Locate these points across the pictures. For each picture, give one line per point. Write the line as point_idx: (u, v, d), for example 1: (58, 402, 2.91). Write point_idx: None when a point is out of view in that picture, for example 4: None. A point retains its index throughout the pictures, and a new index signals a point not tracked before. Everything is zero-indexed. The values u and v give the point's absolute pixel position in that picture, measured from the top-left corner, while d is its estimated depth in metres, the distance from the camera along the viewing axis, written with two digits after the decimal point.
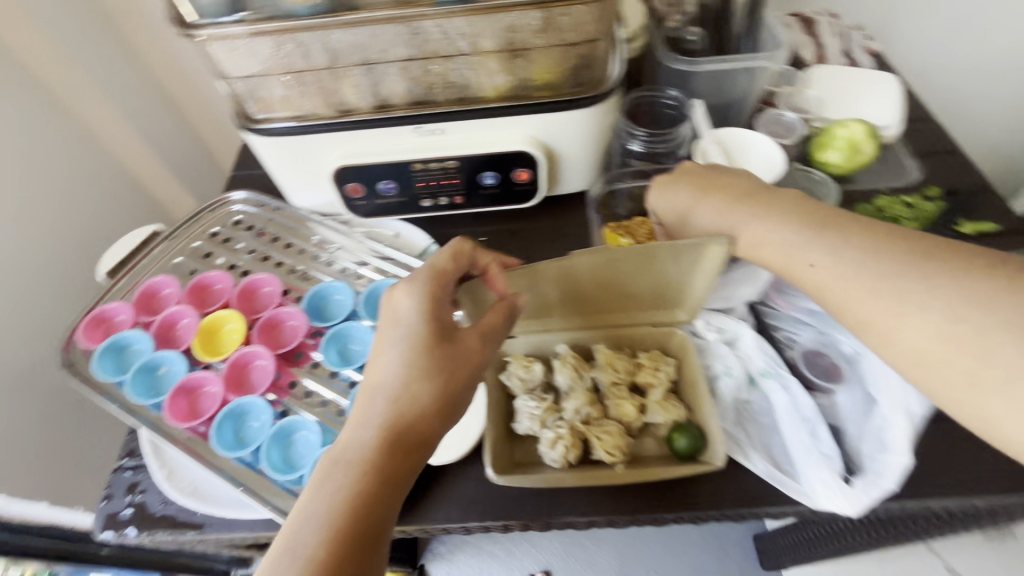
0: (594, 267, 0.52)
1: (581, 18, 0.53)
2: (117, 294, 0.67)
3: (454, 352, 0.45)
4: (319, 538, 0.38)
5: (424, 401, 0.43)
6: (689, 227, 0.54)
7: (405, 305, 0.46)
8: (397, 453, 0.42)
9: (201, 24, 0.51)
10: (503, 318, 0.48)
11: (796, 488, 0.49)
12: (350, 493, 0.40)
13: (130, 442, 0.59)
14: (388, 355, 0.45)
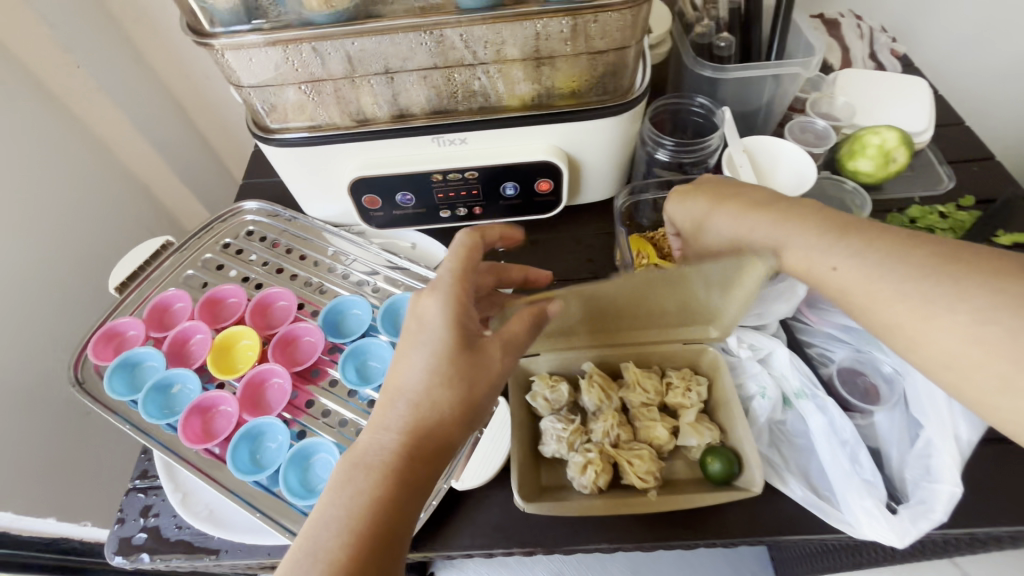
0: (625, 291, 0.48)
1: (609, 26, 0.51)
2: (128, 308, 0.65)
3: (480, 363, 0.42)
4: (338, 541, 0.37)
5: (446, 411, 0.41)
6: (704, 234, 0.50)
7: (432, 310, 0.42)
8: (419, 460, 0.40)
9: (217, 33, 0.49)
10: (529, 325, 0.45)
11: (838, 516, 0.47)
12: (370, 498, 0.39)
13: (142, 463, 0.57)
14: (413, 364, 0.41)
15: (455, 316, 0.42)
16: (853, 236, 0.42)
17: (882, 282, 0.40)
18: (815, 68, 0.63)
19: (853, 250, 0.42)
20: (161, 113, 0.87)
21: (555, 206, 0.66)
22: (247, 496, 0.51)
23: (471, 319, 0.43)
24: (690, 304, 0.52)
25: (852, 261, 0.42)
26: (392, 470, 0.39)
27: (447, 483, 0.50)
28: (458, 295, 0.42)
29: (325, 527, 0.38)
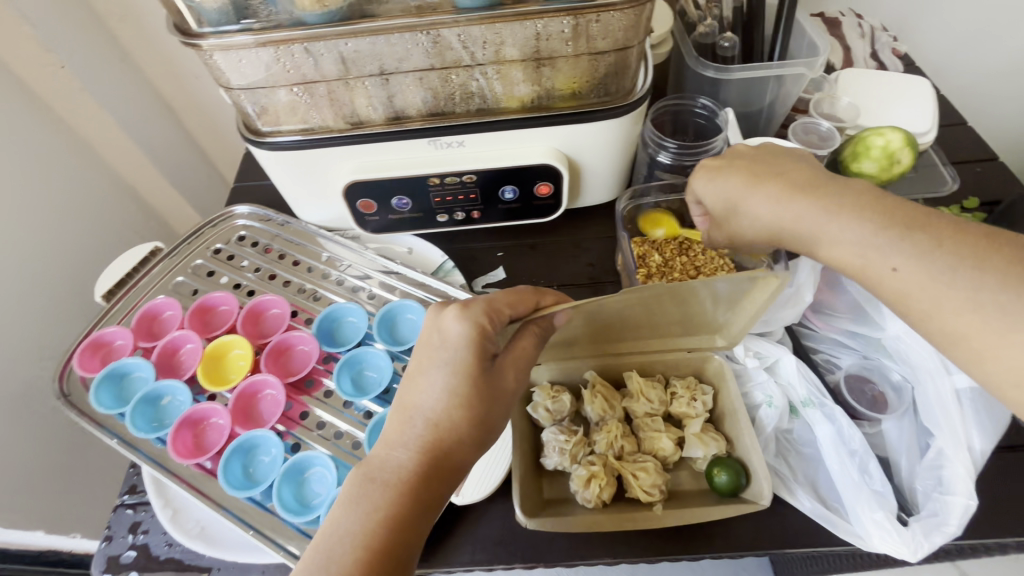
0: (629, 307, 0.47)
1: (611, 25, 0.49)
2: (116, 317, 0.63)
3: (496, 383, 0.42)
4: (351, 559, 0.36)
5: (463, 429, 0.40)
6: (738, 218, 0.47)
7: (457, 329, 0.41)
8: (434, 478, 0.39)
9: (205, 33, 0.47)
10: (538, 340, 0.45)
11: (848, 528, 0.45)
12: (385, 515, 0.37)
13: (131, 477, 0.55)
14: (433, 382, 0.40)
15: (479, 335, 0.41)
16: (917, 233, 0.38)
17: (949, 291, 0.36)
18: (819, 69, 0.62)
19: (915, 251, 0.38)
20: (149, 115, 0.84)
21: (555, 210, 0.64)
22: (240, 512, 0.50)
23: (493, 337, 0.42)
24: (696, 317, 0.51)
25: (914, 261, 0.38)
26: (409, 488, 0.38)
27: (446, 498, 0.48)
28: (483, 315, 0.42)
29: (338, 544, 0.37)
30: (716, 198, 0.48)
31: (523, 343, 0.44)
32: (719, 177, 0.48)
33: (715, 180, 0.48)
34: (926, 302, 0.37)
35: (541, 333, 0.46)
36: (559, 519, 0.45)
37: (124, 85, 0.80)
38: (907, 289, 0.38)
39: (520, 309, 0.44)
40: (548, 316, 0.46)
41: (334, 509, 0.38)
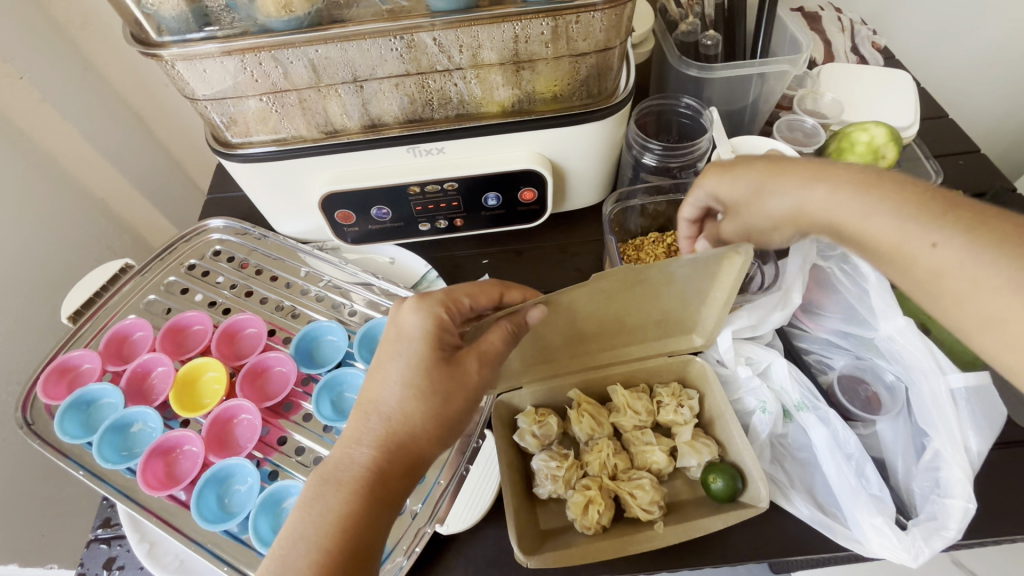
0: (598, 303, 0.47)
1: (591, 26, 0.48)
2: (82, 340, 0.60)
3: (453, 375, 0.39)
4: (308, 565, 0.34)
5: (417, 423, 0.38)
6: (765, 200, 0.42)
7: (411, 320, 0.40)
8: (392, 473, 0.37)
9: (165, 43, 0.45)
10: (510, 336, 0.42)
11: (847, 534, 0.44)
12: (342, 516, 0.36)
13: (104, 510, 0.53)
14: (390, 374, 0.39)
15: (435, 325, 0.41)
16: (961, 207, 0.34)
17: (989, 269, 0.31)
18: (802, 65, 0.62)
19: (955, 224, 0.33)
20: (116, 126, 0.81)
21: (539, 216, 0.63)
22: (214, 547, 0.47)
23: (451, 330, 0.41)
24: (674, 310, 0.51)
25: (956, 232, 0.33)
26: (364, 487, 0.36)
27: (430, 527, 0.46)
28: (441, 307, 0.41)
29: (294, 549, 0.35)
30: (727, 196, 0.45)
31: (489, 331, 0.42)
32: (735, 177, 0.44)
33: (723, 183, 0.45)
34: (964, 280, 0.32)
35: (512, 331, 0.42)
36: (558, 552, 0.43)
37: (88, 96, 0.76)
38: (946, 263, 0.32)
39: (481, 300, 0.44)
40: (522, 311, 0.43)
41: (292, 518, 0.36)
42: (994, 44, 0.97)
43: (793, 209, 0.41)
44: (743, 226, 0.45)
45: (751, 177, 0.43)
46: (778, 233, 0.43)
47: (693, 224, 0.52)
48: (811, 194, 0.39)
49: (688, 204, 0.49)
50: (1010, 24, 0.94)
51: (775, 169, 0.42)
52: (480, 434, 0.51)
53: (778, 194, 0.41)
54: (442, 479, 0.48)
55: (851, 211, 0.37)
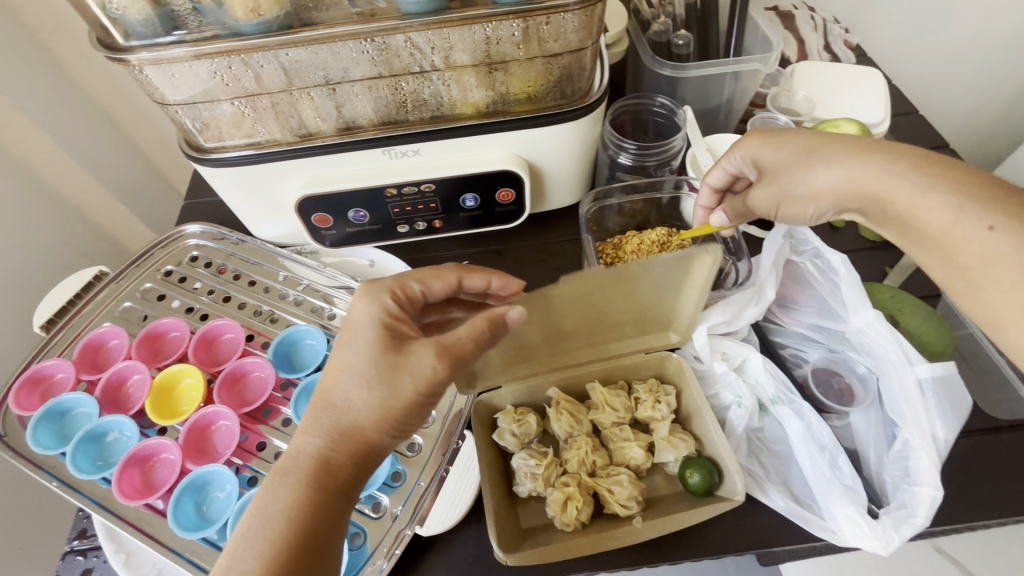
0: (582, 296, 0.48)
1: (562, 27, 0.48)
2: (55, 349, 0.59)
3: (402, 363, 0.38)
4: (257, 563, 0.34)
5: (360, 411, 0.38)
6: (811, 167, 0.43)
7: (360, 307, 0.40)
8: (340, 461, 0.37)
9: (132, 47, 0.44)
10: (485, 335, 0.40)
11: (821, 524, 0.45)
12: (290, 509, 0.36)
13: (80, 521, 0.52)
14: (343, 364, 0.39)
15: (384, 312, 0.40)
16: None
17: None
18: (773, 64, 0.63)
19: (1017, 210, 0.33)
20: (90, 131, 0.80)
21: (518, 216, 0.63)
22: (192, 555, 0.47)
23: (404, 318, 0.41)
24: (644, 310, 0.53)
25: (1016, 219, 0.33)
26: (312, 476, 0.37)
27: (410, 528, 0.46)
28: (389, 293, 0.41)
29: (246, 545, 0.35)
30: (768, 160, 0.47)
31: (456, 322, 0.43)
32: (781, 142, 0.46)
33: (768, 149, 0.47)
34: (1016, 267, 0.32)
35: (488, 327, 0.41)
36: (537, 549, 0.44)
37: (59, 102, 0.75)
38: (1001, 249, 0.33)
39: (434, 286, 0.44)
40: (499, 309, 0.42)
41: (244, 519, 0.36)
42: (961, 40, 0.99)
43: (838, 181, 0.42)
44: (777, 193, 0.46)
45: (798, 144, 0.45)
46: (814, 204, 0.44)
47: (716, 193, 0.55)
48: (865, 169, 0.40)
49: (720, 167, 0.52)
50: (976, 20, 0.96)
51: (827, 139, 0.43)
52: (461, 435, 0.51)
53: (826, 164, 0.42)
54: (423, 480, 0.48)
55: (907, 189, 0.37)
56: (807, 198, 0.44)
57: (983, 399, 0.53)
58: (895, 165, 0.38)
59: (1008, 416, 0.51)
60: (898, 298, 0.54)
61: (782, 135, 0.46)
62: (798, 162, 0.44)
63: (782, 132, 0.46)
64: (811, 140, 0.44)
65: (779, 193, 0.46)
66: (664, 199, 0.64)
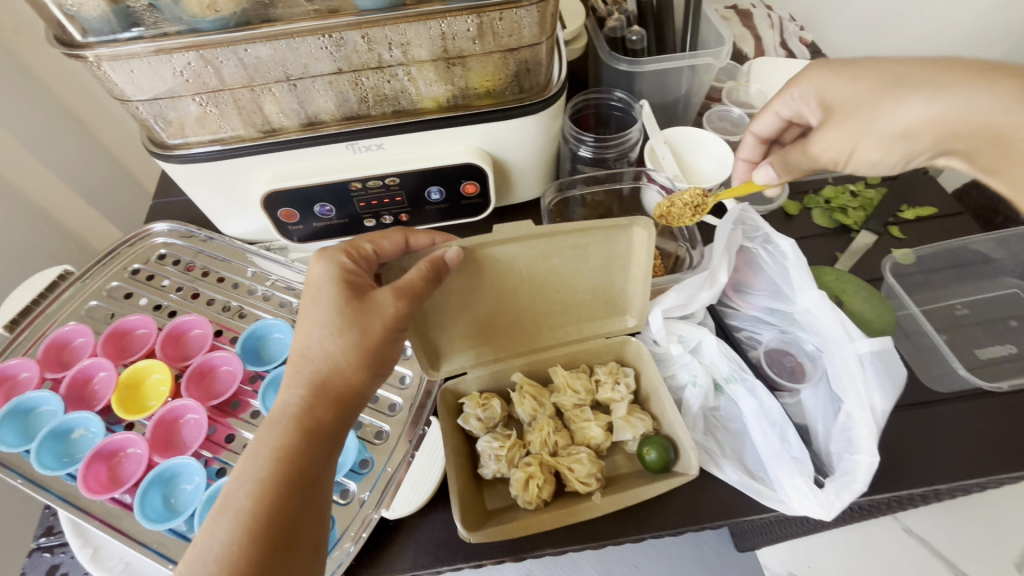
0: (533, 265, 0.51)
1: (517, 22, 0.49)
2: (20, 349, 0.59)
3: (368, 307, 0.42)
4: (250, 499, 0.35)
5: (338, 357, 0.40)
6: (906, 98, 0.37)
7: (317, 269, 0.43)
8: (324, 407, 0.39)
9: (89, 44, 0.45)
10: (430, 275, 0.45)
11: (772, 495, 0.48)
12: (279, 449, 0.37)
13: (46, 518, 0.52)
14: (313, 319, 0.41)
15: (341, 269, 0.43)
16: None
17: None
18: (725, 58, 0.65)
19: None
20: (55, 132, 0.79)
21: (484, 209, 0.64)
22: (159, 546, 0.47)
23: (360, 272, 0.44)
24: (600, 290, 0.54)
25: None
26: (299, 421, 0.38)
27: (377, 513, 0.47)
28: (342, 253, 0.44)
29: (239, 486, 0.36)
30: (839, 96, 0.43)
31: (402, 265, 0.48)
32: (857, 75, 0.42)
33: (843, 83, 0.43)
34: None
35: (432, 270, 0.45)
36: (500, 527, 0.45)
37: (23, 103, 0.75)
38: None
39: (385, 246, 0.47)
40: (438, 251, 0.46)
41: (236, 465, 0.37)
42: (911, 36, 1.04)
43: (938, 115, 0.35)
44: (853, 130, 0.41)
45: (879, 77, 0.40)
46: (904, 143, 0.38)
47: (761, 143, 0.57)
48: (985, 100, 0.33)
49: (785, 102, 0.51)
50: (923, 18, 1.01)
51: (926, 67, 0.37)
52: (426, 421, 0.52)
53: (924, 95, 0.36)
54: (390, 466, 0.49)
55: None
56: (893, 138, 0.38)
57: (921, 372, 0.55)
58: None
59: (946, 389, 0.54)
60: (842, 279, 0.57)
61: (860, 67, 0.42)
62: (882, 94, 0.39)
63: (861, 64, 0.43)
64: (902, 70, 0.39)
65: (857, 129, 0.40)
66: (625, 190, 0.66)
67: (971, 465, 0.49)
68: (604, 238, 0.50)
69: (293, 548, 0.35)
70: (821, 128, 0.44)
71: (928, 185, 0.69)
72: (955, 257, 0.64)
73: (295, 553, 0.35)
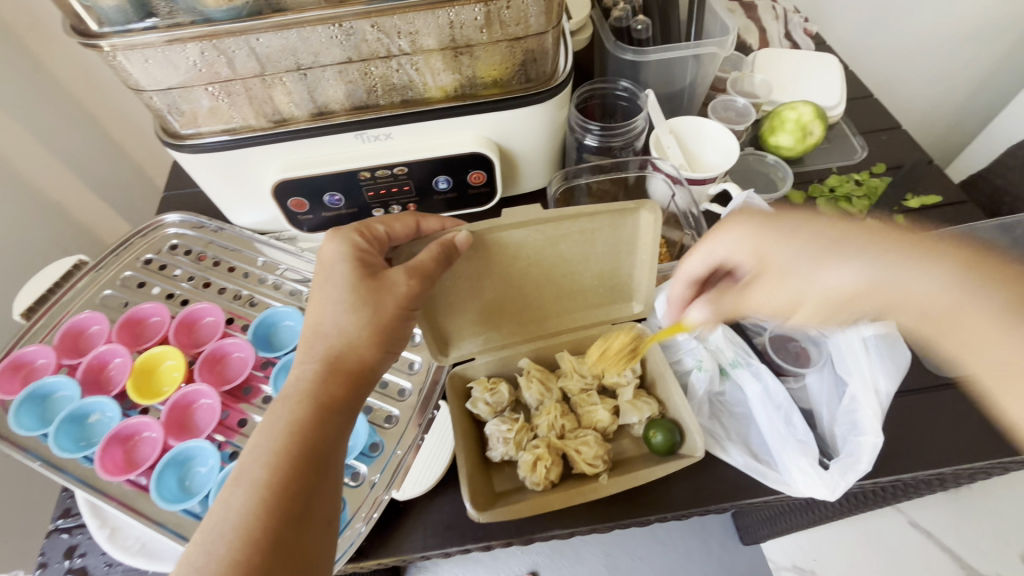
0: (540, 250, 0.52)
1: (523, 10, 0.50)
2: (36, 336, 0.60)
3: (381, 285, 0.43)
4: (265, 470, 0.36)
5: (352, 333, 0.42)
6: (841, 267, 0.38)
7: (330, 247, 0.45)
8: (337, 383, 0.41)
9: (105, 34, 0.46)
10: (442, 257, 0.46)
11: (777, 478, 0.48)
12: (294, 423, 0.39)
13: (64, 500, 0.53)
14: (327, 296, 0.43)
15: (354, 247, 0.45)
16: None
17: None
18: (730, 47, 0.65)
19: None
20: (67, 125, 0.80)
21: (490, 198, 0.65)
22: (176, 527, 0.48)
23: (372, 252, 0.46)
24: (606, 276, 0.55)
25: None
26: (312, 396, 0.40)
27: (388, 494, 0.48)
28: (355, 232, 0.46)
29: (253, 457, 0.37)
30: (773, 251, 0.42)
31: (412, 248, 0.48)
32: (789, 230, 0.42)
33: (779, 239, 0.42)
34: None
35: (444, 252, 0.46)
36: (510, 507, 0.46)
37: (36, 97, 0.76)
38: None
39: (396, 228, 0.48)
40: (448, 234, 0.47)
41: (252, 437, 0.39)
42: (914, 29, 1.05)
43: (874, 283, 0.37)
44: (793, 290, 0.41)
45: (813, 237, 0.40)
46: (846, 306, 0.39)
47: (692, 285, 0.48)
48: (923, 281, 0.36)
49: (700, 255, 0.46)
50: (927, 10, 1.02)
51: (852, 234, 0.39)
52: (435, 405, 0.53)
53: (854, 262, 0.38)
54: (399, 449, 0.50)
55: (980, 312, 0.34)
56: (830, 299, 0.39)
57: None
58: (953, 275, 0.35)
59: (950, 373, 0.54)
60: None
61: (784, 223, 0.42)
62: (823, 259, 0.39)
63: (789, 223, 0.42)
64: (834, 229, 0.40)
65: (798, 291, 0.41)
66: (630, 179, 0.66)
67: (973, 448, 0.50)
68: (611, 223, 0.51)
69: (307, 521, 0.36)
70: (757, 282, 0.43)
71: (931, 174, 0.69)
72: None
73: (308, 524, 0.36)
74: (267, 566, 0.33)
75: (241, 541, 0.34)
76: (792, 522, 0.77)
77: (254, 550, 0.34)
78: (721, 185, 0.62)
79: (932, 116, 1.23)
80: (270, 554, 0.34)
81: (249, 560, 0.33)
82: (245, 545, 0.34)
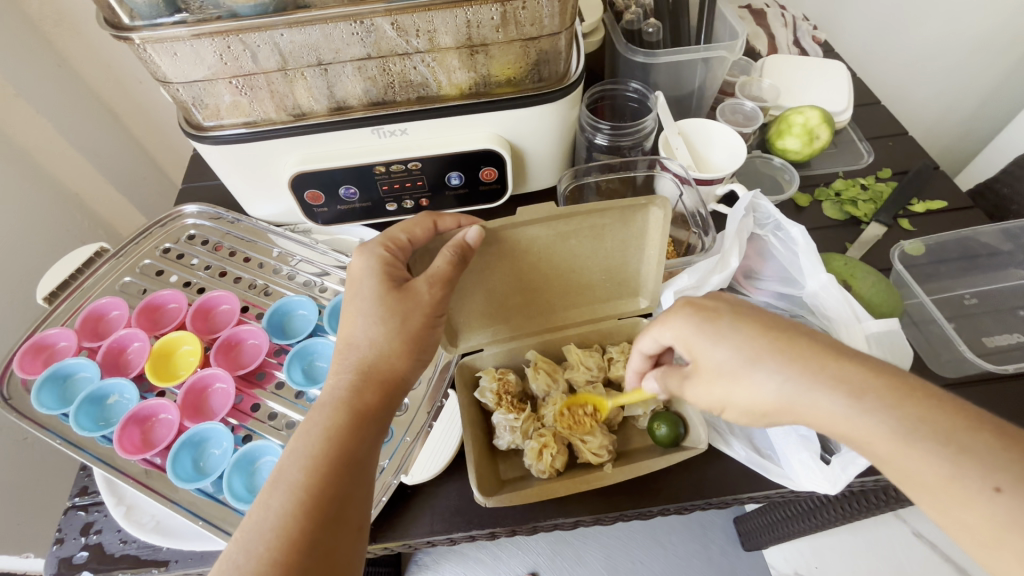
0: (551, 245, 0.53)
1: (538, 11, 0.51)
2: (58, 320, 0.62)
3: (408, 296, 0.45)
4: (303, 473, 0.38)
5: (384, 344, 0.44)
6: (742, 373, 0.38)
7: (358, 263, 0.46)
8: (371, 392, 0.43)
9: (135, 26, 0.47)
10: (457, 260, 0.47)
11: (779, 472, 0.49)
12: (330, 429, 0.40)
13: (81, 479, 0.55)
14: (358, 310, 0.45)
15: (380, 261, 0.46)
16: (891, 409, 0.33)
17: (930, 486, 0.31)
18: (739, 51, 0.67)
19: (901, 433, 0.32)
20: (89, 121, 0.83)
21: (500, 195, 0.67)
22: (190, 505, 0.49)
23: (397, 264, 0.47)
24: (615, 272, 0.56)
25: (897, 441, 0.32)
26: (346, 403, 0.41)
27: (396, 478, 0.49)
28: (381, 246, 0.47)
29: (291, 461, 0.39)
30: (704, 351, 0.41)
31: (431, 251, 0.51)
32: (719, 333, 0.40)
33: (707, 340, 0.40)
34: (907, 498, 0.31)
35: (461, 257, 0.47)
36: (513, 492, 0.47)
37: (60, 92, 0.78)
38: (1012, 520, 0.29)
39: (417, 234, 0.50)
40: (460, 235, 0.48)
41: (290, 442, 0.40)
42: (923, 38, 1.06)
43: (783, 398, 0.37)
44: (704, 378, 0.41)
45: (737, 343, 0.39)
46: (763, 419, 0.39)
47: (647, 358, 0.48)
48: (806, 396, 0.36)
49: (652, 338, 0.45)
50: (936, 22, 1.03)
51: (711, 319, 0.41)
52: (445, 394, 0.54)
53: (775, 375, 0.37)
54: (408, 436, 0.51)
55: (882, 433, 0.33)
56: (751, 409, 0.39)
57: (930, 358, 0.56)
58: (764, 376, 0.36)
59: (954, 374, 0.55)
60: (851, 265, 0.58)
61: (719, 324, 0.40)
62: (742, 368, 0.38)
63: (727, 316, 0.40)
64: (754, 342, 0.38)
65: (723, 395, 0.40)
66: (638, 178, 0.67)
67: None
68: (622, 223, 0.53)
69: (340, 524, 0.37)
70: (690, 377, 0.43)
71: (936, 181, 0.70)
72: (964, 249, 0.65)
73: (342, 528, 0.37)
74: (303, 566, 0.35)
75: (281, 541, 0.35)
76: (793, 526, 0.77)
77: (292, 550, 0.35)
78: (728, 185, 0.63)
79: (938, 124, 1.24)
80: (306, 554, 0.35)
81: (288, 560, 0.35)
82: (284, 545, 0.35)
